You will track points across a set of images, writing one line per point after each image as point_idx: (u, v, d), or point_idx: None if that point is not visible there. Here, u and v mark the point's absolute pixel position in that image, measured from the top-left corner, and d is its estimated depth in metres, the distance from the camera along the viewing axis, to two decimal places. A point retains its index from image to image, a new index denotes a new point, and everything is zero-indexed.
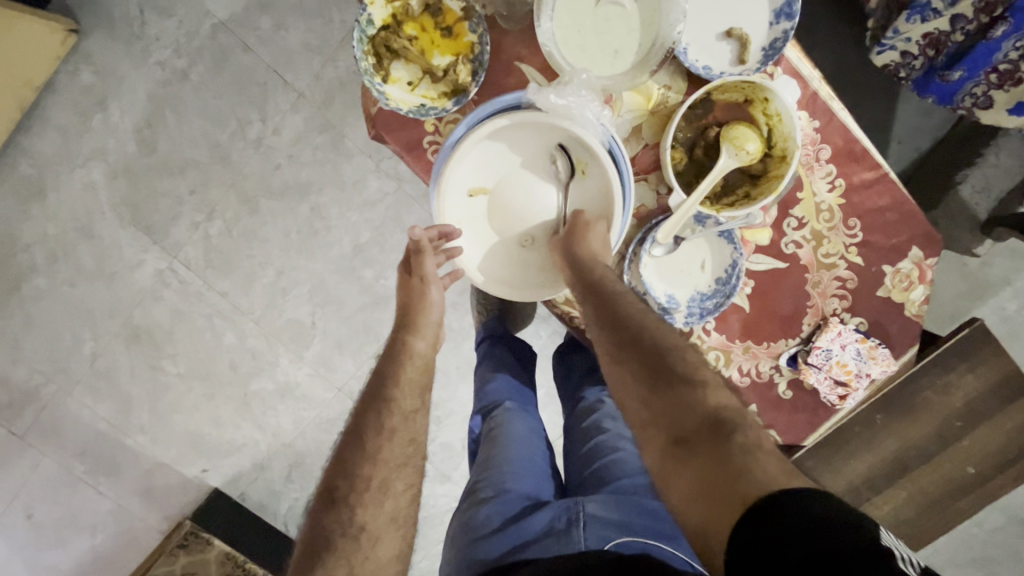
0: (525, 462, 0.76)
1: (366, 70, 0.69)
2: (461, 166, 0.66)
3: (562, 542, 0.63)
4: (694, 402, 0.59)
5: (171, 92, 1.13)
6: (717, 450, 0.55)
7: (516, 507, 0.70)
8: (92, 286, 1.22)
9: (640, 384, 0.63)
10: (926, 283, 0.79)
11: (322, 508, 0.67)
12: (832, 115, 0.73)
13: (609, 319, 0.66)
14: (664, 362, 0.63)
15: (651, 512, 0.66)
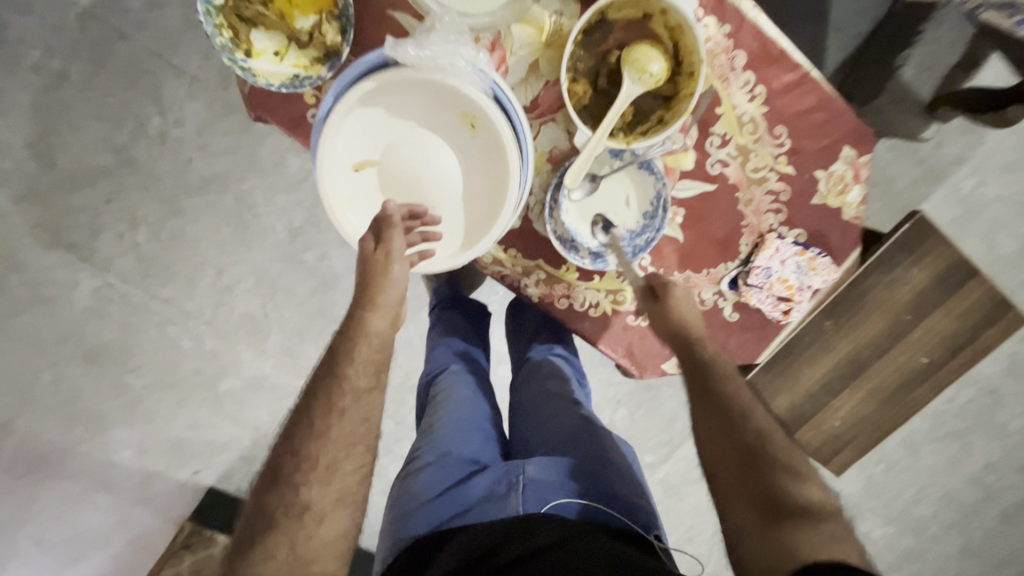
0: (470, 427, 0.77)
1: (223, 47, 0.62)
2: (339, 141, 0.62)
3: (500, 506, 0.64)
4: (779, 488, 0.65)
5: (54, 98, 1.04)
6: (787, 530, 0.61)
7: (457, 471, 0.70)
8: (33, 314, 1.18)
9: (727, 456, 0.69)
10: (861, 182, 0.76)
11: (265, 489, 0.65)
12: (743, 15, 0.67)
13: (703, 390, 0.73)
14: (753, 446, 0.68)
15: (587, 472, 0.68)
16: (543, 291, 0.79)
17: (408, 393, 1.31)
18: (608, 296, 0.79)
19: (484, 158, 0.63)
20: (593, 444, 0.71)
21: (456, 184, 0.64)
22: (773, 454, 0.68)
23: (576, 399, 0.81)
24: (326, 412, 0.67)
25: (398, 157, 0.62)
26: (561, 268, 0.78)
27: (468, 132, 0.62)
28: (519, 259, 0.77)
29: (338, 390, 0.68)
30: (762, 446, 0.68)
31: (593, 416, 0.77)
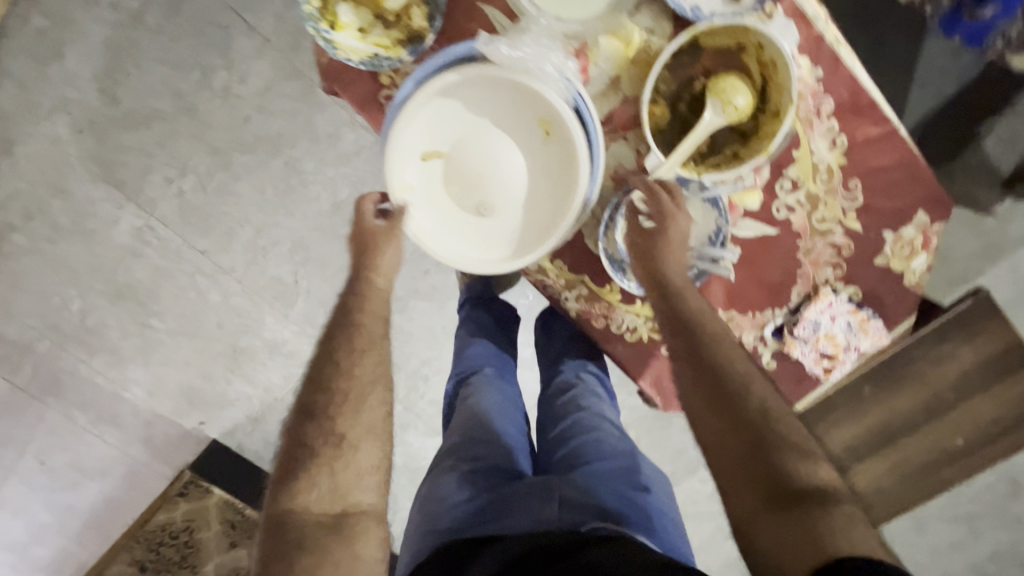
0: (498, 433, 0.79)
1: (310, 16, 0.62)
2: (411, 125, 0.61)
3: (533, 519, 0.66)
4: (788, 473, 0.56)
5: (127, 38, 1.05)
6: (799, 518, 0.54)
7: (490, 478, 0.72)
8: (71, 244, 1.18)
9: (695, 388, 0.63)
10: (929, 250, 0.73)
11: (298, 422, 0.65)
12: (839, 60, 0.64)
13: (693, 355, 0.64)
14: (760, 426, 0.59)
15: (622, 498, 0.69)
16: (582, 307, 0.78)
17: (420, 380, 1.31)
18: (647, 323, 0.77)
19: (550, 167, 0.63)
20: (628, 471, 0.73)
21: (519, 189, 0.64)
22: (739, 381, 0.62)
23: (611, 420, 0.82)
24: (349, 349, 0.68)
25: (467, 155, 0.62)
26: (604, 287, 0.76)
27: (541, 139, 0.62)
28: (564, 272, 0.76)
29: (357, 336, 0.69)
30: (728, 381, 0.62)
31: (627, 440, 0.78)
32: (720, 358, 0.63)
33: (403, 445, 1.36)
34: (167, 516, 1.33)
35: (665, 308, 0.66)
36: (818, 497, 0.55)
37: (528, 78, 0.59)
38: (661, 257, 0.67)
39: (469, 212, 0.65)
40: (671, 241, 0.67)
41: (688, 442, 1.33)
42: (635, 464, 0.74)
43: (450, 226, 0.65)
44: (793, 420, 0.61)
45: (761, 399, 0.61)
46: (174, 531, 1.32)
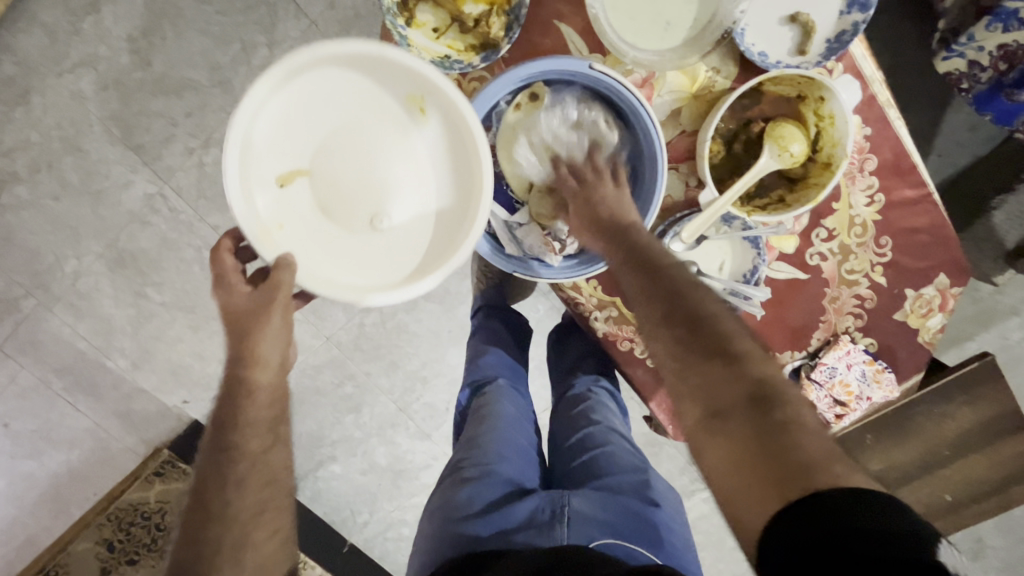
0: (511, 445, 0.78)
1: (389, 9, 0.62)
2: (259, 149, 0.56)
3: (545, 533, 0.65)
4: (745, 378, 0.50)
5: (170, 2, 1.03)
6: (757, 423, 0.48)
7: (500, 490, 0.71)
8: (76, 202, 1.14)
9: (651, 317, 0.57)
10: (945, 311, 0.76)
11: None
12: (886, 123, 0.68)
13: (644, 271, 0.59)
14: (713, 337, 0.53)
15: (635, 515, 0.67)
16: (609, 329, 0.78)
17: (417, 382, 1.30)
18: None
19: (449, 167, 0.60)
20: (643, 484, 0.71)
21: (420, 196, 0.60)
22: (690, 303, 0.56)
23: (622, 434, 0.81)
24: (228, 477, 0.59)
25: (340, 166, 0.56)
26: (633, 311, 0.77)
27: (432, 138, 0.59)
28: (597, 292, 0.77)
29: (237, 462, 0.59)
30: (682, 302, 0.56)
31: (640, 455, 0.78)
32: (669, 280, 0.57)
33: (390, 446, 1.34)
34: (140, 495, 1.30)
35: (609, 235, 0.61)
36: (779, 402, 0.49)
37: (374, 51, 0.55)
38: (601, 199, 0.63)
39: (360, 230, 0.58)
40: (606, 192, 0.64)
41: (677, 471, 1.34)
42: (647, 478, 0.73)
43: (342, 252, 0.59)
44: (752, 335, 0.55)
45: (716, 312, 0.55)
46: (145, 512, 1.30)
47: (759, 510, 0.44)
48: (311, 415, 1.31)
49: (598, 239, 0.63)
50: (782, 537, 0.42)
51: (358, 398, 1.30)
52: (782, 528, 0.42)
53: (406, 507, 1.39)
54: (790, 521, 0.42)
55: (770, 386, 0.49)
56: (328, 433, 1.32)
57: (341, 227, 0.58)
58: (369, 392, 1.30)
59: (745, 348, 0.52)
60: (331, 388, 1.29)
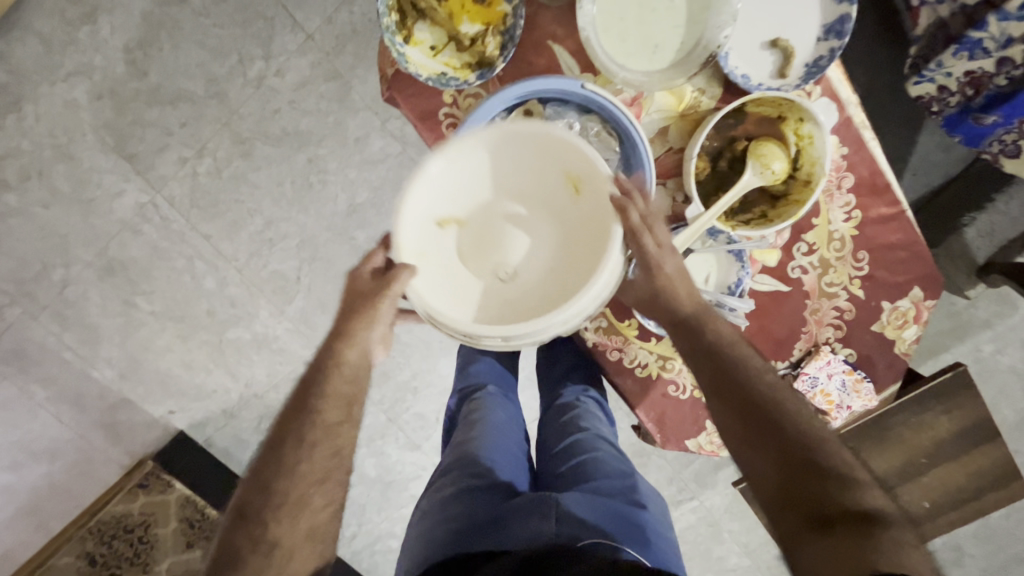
0: (502, 451, 0.79)
1: (388, 27, 0.64)
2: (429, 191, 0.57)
3: (532, 530, 0.63)
4: (838, 497, 0.54)
5: (168, 15, 1.04)
6: (856, 539, 0.51)
7: (488, 494, 0.70)
8: (66, 211, 1.14)
9: (739, 428, 0.61)
10: (920, 323, 0.79)
11: (235, 523, 0.59)
12: (862, 143, 0.71)
13: (725, 383, 0.62)
14: (803, 452, 0.57)
15: (623, 518, 0.67)
16: (599, 339, 0.80)
17: (408, 393, 1.30)
18: (658, 360, 0.80)
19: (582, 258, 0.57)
20: (629, 490, 0.73)
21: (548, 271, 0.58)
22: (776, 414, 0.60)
23: (610, 441, 0.82)
24: (298, 441, 0.61)
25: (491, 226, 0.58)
26: (622, 321, 0.79)
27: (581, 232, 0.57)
28: None
29: (308, 428, 0.62)
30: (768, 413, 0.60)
31: (627, 462, 0.79)
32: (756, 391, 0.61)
33: (380, 456, 1.34)
34: (123, 507, 1.26)
35: (691, 343, 0.65)
36: (869, 519, 0.52)
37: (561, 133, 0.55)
38: (677, 295, 0.64)
39: (487, 282, 0.58)
40: (675, 279, 0.64)
41: (665, 481, 1.35)
42: (634, 483, 0.74)
43: (460, 290, 0.58)
44: (833, 443, 0.59)
45: (799, 425, 0.59)
46: (128, 525, 1.26)
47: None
48: None
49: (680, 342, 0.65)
50: None
51: None
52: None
53: (394, 519, 1.38)
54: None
55: (859, 503, 0.53)
56: None
57: (467, 272, 0.59)
58: None
59: (835, 463, 0.56)
60: None
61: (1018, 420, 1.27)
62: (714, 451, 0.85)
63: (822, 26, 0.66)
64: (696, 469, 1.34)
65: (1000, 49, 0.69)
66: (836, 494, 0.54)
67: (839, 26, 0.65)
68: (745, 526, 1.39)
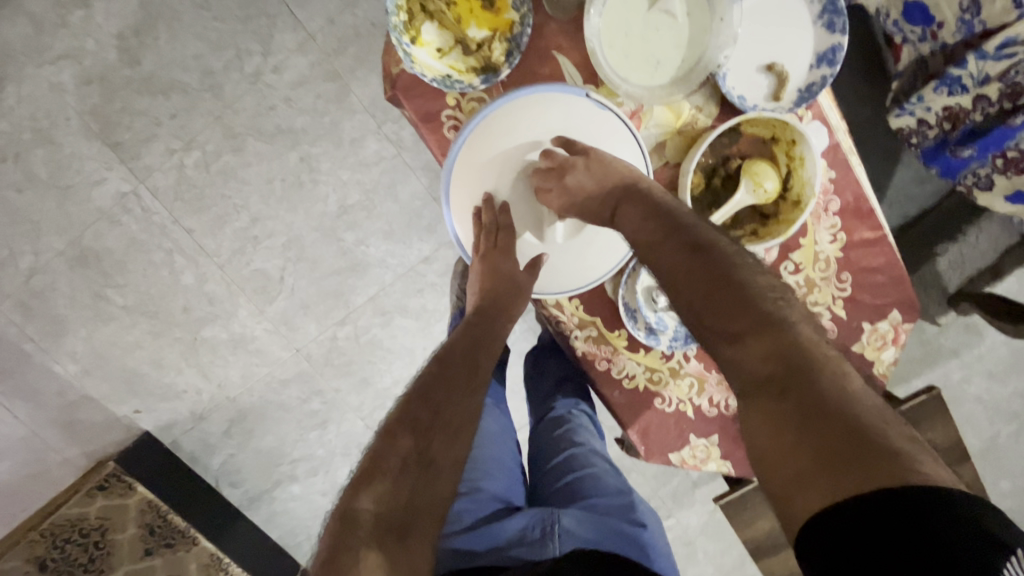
0: (497, 463, 0.78)
1: (395, 26, 0.63)
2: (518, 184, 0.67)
3: (535, 549, 0.63)
4: (782, 346, 0.51)
5: (165, 4, 1.02)
6: (790, 396, 0.49)
7: (488, 511, 0.70)
8: (41, 196, 1.10)
9: (685, 280, 0.58)
10: (898, 346, 0.81)
11: (388, 435, 0.63)
12: (849, 169, 0.74)
13: (670, 241, 0.60)
14: (747, 308, 0.54)
15: (624, 535, 0.66)
16: (589, 348, 0.80)
17: (388, 400, 1.29)
18: (646, 372, 0.81)
19: (598, 122, 0.66)
20: (628, 507, 0.71)
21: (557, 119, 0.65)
22: (724, 263, 0.57)
23: (604, 456, 0.82)
24: (452, 385, 0.69)
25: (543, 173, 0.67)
26: (612, 332, 0.80)
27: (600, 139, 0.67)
28: (579, 311, 0.79)
29: (448, 400, 0.68)
30: (717, 263, 0.57)
31: (623, 478, 0.78)
32: (705, 248, 0.59)
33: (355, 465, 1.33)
34: (78, 511, 1.17)
35: (633, 200, 0.63)
36: (816, 373, 0.49)
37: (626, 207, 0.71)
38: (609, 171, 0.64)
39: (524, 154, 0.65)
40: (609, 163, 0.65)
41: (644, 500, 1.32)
42: (632, 500, 0.73)
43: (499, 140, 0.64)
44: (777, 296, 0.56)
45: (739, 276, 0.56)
46: (84, 529, 1.17)
47: (807, 481, 0.45)
48: (274, 431, 1.29)
49: (613, 209, 0.64)
50: (841, 501, 0.43)
51: (324, 414, 1.29)
52: (834, 513, 0.43)
53: None
54: (837, 509, 0.43)
55: (801, 352, 0.50)
56: (290, 450, 1.31)
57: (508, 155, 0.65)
58: (336, 409, 1.29)
59: (782, 313, 0.54)
60: (297, 403, 1.28)
61: (981, 447, 1.32)
62: (696, 465, 0.85)
63: (815, 55, 0.68)
64: (674, 487, 1.34)
65: (977, 86, 0.73)
66: (788, 344, 0.51)
67: (831, 55, 0.67)
68: (720, 547, 1.38)
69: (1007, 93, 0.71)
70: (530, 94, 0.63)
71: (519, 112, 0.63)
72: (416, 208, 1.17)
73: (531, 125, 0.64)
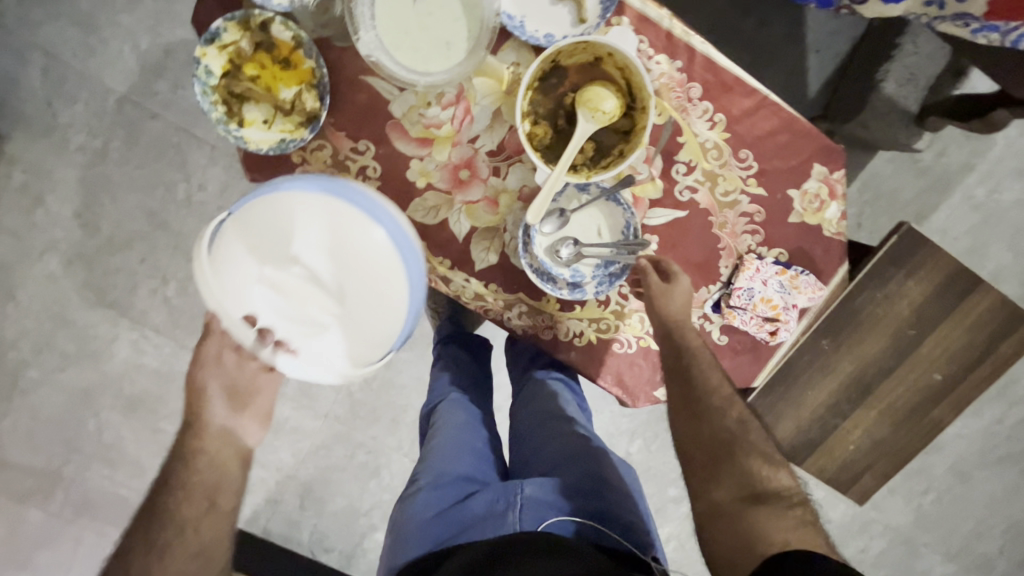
0: (467, 446, 0.83)
1: (219, 121, 0.70)
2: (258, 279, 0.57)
3: (499, 523, 0.69)
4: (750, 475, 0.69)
5: (98, 173, 1.17)
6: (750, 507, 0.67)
7: (456, 492, 0.75)
8: (80, 368, 1.28)
9: (693, 410, 0.72)
10: (837, 198, 0.76)
11: None
12: (693, 51, 0.71)
13: (681, 377, 0.72)
14: (733, 439, 0.71)
15: (585, 489, 0.71)
16: (526, 323, 0.81)
17: None
18: (592, 325, 0.81)
19: (348, 207, 0.59)
20: (596, 460, 0.75)
21: (290, 208, 0.58)
22: (724, 402, 0.72)
23: (578, 418, 0.84)
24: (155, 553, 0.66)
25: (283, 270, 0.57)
26: (542, 300, 0.80)
27: (354, 223, 0.58)
28: (499, 293, 0.79)
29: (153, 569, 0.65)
30: (716, 403, 0.72)
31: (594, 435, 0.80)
32: (712, 389, 0.72)
33: None
34: None
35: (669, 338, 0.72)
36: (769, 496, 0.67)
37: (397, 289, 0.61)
38: (660, 303, 0.72)
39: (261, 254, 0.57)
40: (674, 293, 0.73)
41: None
42: (602, 453, 0.76)
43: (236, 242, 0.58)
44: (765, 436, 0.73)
45: (738, 415, 0.72)
46: None
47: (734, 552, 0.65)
48: (341, 490, 1.40)
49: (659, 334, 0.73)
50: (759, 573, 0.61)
51: (375, 461, 1.38)
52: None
53: None
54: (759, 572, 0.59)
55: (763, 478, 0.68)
56: (360, 504, 1.40)
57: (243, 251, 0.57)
58: (382, 454, 1.38)
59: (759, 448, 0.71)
60: (347, 460, 1.38)
61: None
62: None
63: None
64: None
65: None
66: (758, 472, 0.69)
67: None
68: None
69: None
70: (294, 187, 0.58)
71: (288, 196, 0.58)
72: None
73: (273, 216, 0.58)
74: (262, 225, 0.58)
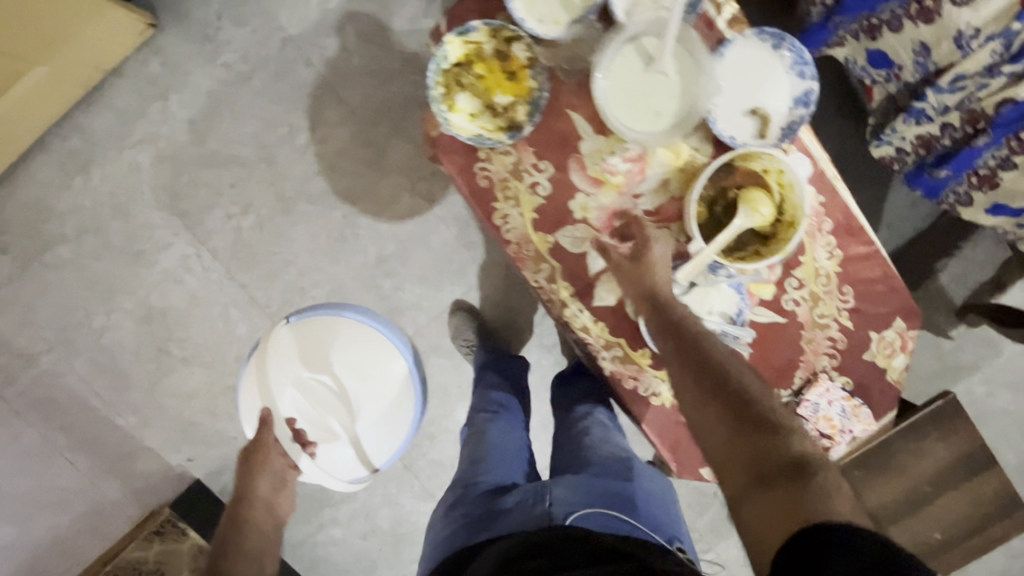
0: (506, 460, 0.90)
1: (435, 98, 0.78)
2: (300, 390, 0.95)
3: (528, 514, 0.75)
4: (772, 444, 0.62)
5: (231, 92, 1.20)
6: (789, 484, 0.59)
7: (487, 493, 0.82)
8: (116, 261, 1.24)
9: (692, 381, 0.69)
10: (906, 352, 0.88)
11: None
12: (835, 193, 0.83)
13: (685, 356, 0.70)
14: (745, 403, 0.65)
15: (608, 494, 0.77)
16: (615, 367, 0.87)
17: (423, 438, 1.34)
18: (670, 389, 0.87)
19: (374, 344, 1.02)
20: (621, 474, 0.82)
21: (329, 337, 0.99)
22: (728, 370, 0.68)
23: (609, 440, 0.90)
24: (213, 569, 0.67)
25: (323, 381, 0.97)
26: (637, 351, 0.86)
27: (374, 359, 1.01)
28: (604, 333, 0.86)
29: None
30: (720, 370, 0.68)
31: (622, 453, 0.87)
32: (709, 357, 0.69)
33: (392, 506, 1.37)
34: (138, 554, 1.26)
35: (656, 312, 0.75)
36: (799, 466, 0.60)
37: (398, 403, 1.04)
38: (649, 274, 0.76)
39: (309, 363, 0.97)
40: (653, 261, 0.77)
41: None
42: (628, 469, 0.83)
43: (282, 351, 0.97)
44: (783, 406, 0.67)
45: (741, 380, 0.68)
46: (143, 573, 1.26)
47: (773, 534, 0.57)
48: None
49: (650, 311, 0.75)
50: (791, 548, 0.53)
51: None
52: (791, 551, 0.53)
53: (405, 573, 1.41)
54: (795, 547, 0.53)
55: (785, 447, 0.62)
56: (331, 493, 1.36)
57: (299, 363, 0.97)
58: None
59: (777, 415, 0.65)
60: None
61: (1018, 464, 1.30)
62: None
63: (791, 99, 0.80)
64: (709, 519, 1.34)
65: (941, 115, 0.86)
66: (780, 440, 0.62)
67: (805, 98, 0.80)
68: None
69: (968, 119, 0.84)
70: (345, 318, 1.01)
71: (341, 328, 1.01)
72: (445, 254, 1.27)
73: (322, 339, 0.99)
74: (310, 343, 0.98)
